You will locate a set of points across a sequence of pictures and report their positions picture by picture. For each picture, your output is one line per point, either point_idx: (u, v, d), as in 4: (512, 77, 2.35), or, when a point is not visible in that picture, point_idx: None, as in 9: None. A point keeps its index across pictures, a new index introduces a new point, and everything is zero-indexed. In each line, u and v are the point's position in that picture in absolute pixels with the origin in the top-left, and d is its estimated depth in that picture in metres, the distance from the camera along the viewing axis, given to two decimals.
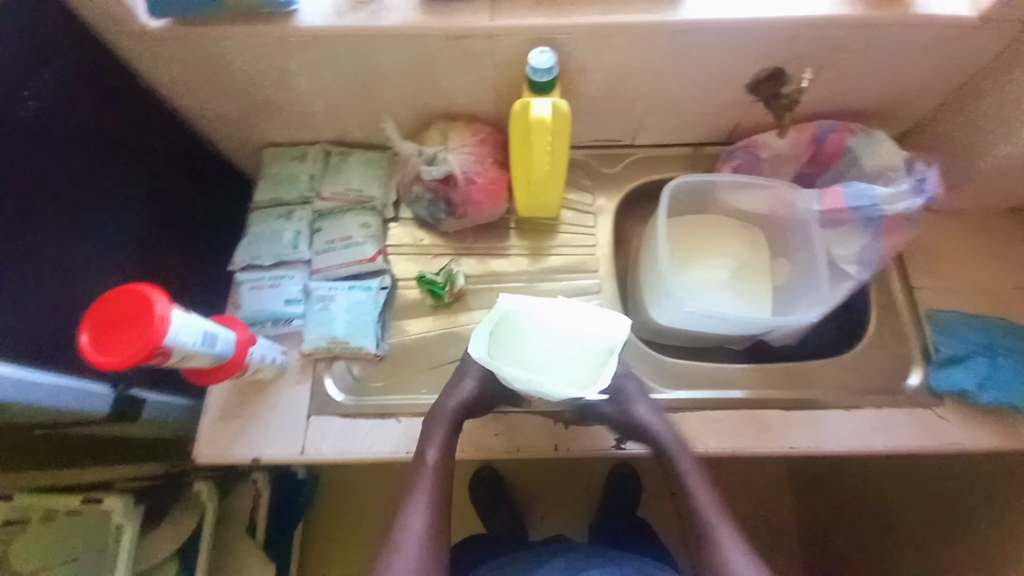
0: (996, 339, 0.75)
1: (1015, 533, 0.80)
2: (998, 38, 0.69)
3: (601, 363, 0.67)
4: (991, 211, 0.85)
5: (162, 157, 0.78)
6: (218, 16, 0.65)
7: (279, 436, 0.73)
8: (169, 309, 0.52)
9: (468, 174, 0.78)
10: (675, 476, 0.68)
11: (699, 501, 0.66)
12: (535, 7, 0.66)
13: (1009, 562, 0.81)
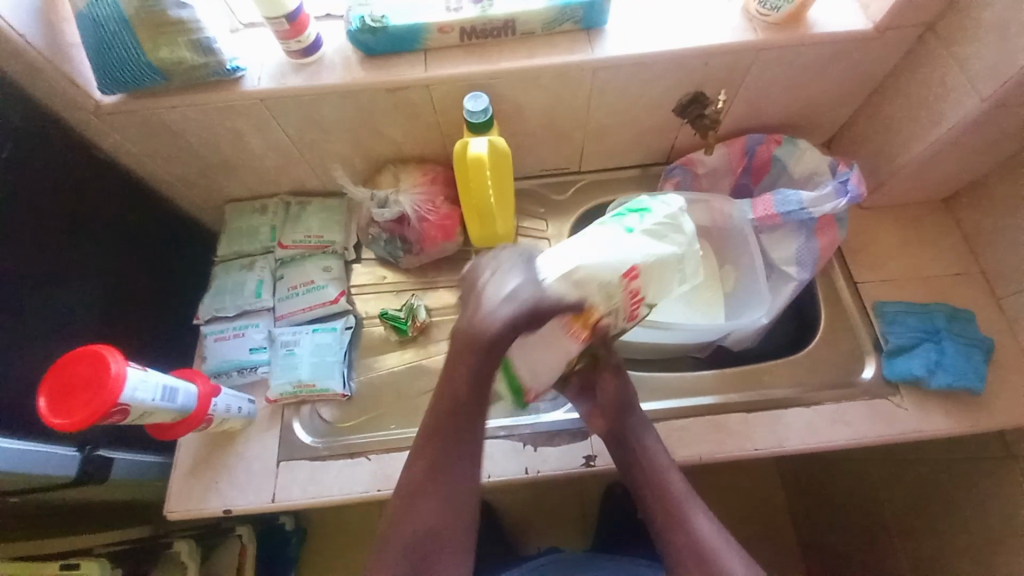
0: (939, 325, 0.78)
1: (994, 513, 0.81)
2: (888, 50, 0.75)
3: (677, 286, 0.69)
4: (921, 204, 0.90)
5: (123, 220, 0.81)
6: (168, 88, 0.70)
7: (250, 485, 0.73)
8: (125, 367, 0.53)
9: (420, 212, 0.82)
10: (652, 462, 0.66)
11: (675, 488, 0.64)
12: (464, 57, 0.72)
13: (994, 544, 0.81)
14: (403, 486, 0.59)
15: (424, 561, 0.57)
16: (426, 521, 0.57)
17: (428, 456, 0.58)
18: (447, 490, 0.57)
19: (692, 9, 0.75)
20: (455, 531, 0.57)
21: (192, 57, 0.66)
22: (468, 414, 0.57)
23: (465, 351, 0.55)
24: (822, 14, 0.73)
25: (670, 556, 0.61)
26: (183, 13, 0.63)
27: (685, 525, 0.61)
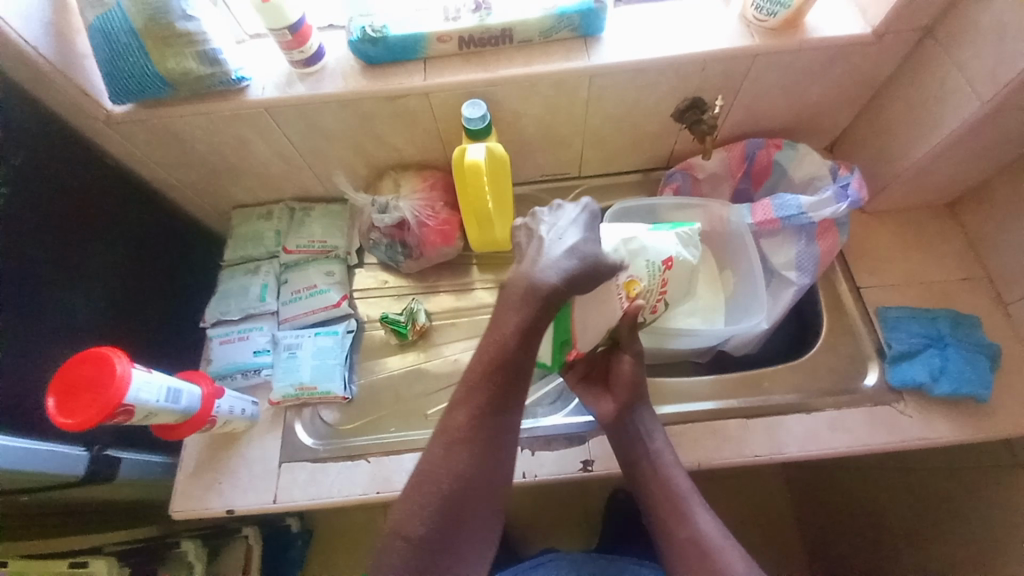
0: (944, 331, 0.77)
1: (1002, 524, 0.79)
2: (888, 53, 0.75)
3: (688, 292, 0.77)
4: (926, 208, 0.89)
5: (132, 226, 0.83)
6: (175, 97, 0.72)
7: (251, 486, 0.74)
8: (129, 368, 0.55)
9: (420, 218, 0.83)
10: (658, 458, 0.66)
11: (680, 484, 0.64)
12: (463, 65, 0.73)
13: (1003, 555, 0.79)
14: (434, 447, 0.58)
15: (445, 525, 0.55)
16: (455, 482, 0.56)
17: (470, 413, 0.58)
18: (480, 449, 0.57)
19: (690, 16, 0.75)
20: (482, 493, 0.57)
21: (198, 68, 0.68)
22: (505, 391, 0.59)
23: (523, 303, 0.58)
24: (820, 19, 0.73)
25: (673, 552, 0.61)
26: (189, 25, 0.65)
27: (687, 520, 0.61)
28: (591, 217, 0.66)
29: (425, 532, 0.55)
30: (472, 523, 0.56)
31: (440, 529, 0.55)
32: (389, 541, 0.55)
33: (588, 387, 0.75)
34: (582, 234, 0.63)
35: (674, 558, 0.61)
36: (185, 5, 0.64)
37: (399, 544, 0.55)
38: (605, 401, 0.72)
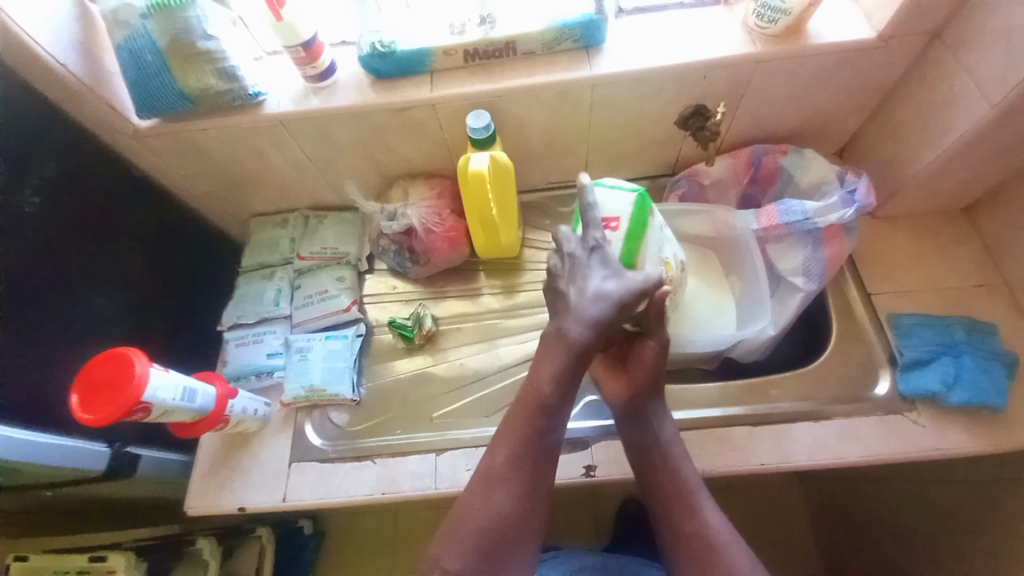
0: (958, 338, 0.75)
1: None
2: (895, 57, 0.74)
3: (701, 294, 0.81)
4: (940, 214, 0.88)
5: (156, 234, 0.88)
6: (196, 112, 0.76)
7: (262, 484, 0.77)
8: (148, 368, 0.58)
9: (427, 225, 0.85)
10: (668, 450, 0.66)
11: (689, 477, 0.65)
12: (468, 76, 0.76)
13: None
14: (473, 484, 0.62)
15: (483, 557, 0.58)
16: (494, 518, 0.59)
17: (507, 452, 0.61)
18: (517, 485, 0.60)
19: (692, 25, 0.76)
20: (520, 527, 0.59)
21: (217, 84, 0.72)
22: (546, 418, 0.62)
23: (559, 349, 0.61)
24: (823, 24, 0.73)
25: (681, 543, 0.62)
26: (210, 44, 0.69)
27: (694, 513, 0.63)
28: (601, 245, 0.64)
29: (464, 565, 0.58)
30: (512, 556, 0.59)
31: (478, 561, 0.58)
32: (433, 570, 0.59)
33: (603, 365, 0.72)
34: (600, 274, 0.62)
35: (679, 551, 0.62)
36: (205, 25, 0.68)
37: (442, 574, 0.58)
38: (619, 383, 0.70)
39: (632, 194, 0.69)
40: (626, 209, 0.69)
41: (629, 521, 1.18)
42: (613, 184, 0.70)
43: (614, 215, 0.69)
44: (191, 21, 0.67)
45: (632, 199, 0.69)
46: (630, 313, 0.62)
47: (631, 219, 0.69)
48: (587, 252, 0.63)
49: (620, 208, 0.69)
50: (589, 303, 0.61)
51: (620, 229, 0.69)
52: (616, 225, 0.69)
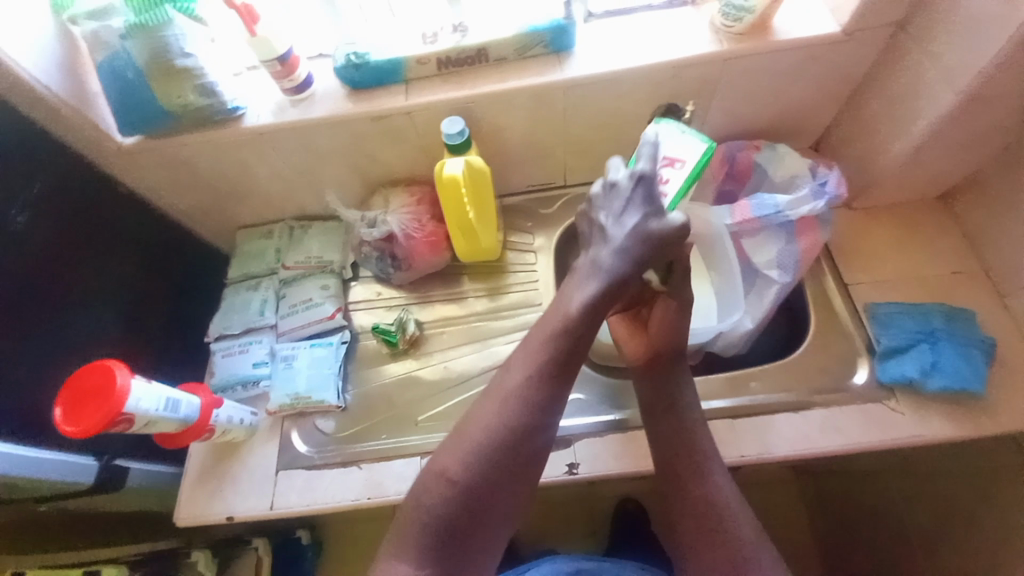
0: (936, 325, 0.76)
1: None
2: (862, 51, 0.76)
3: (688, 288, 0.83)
4: (916, 203, 0.88)
5: (143, 249, 0.89)
6: (179, 129, 0.78)
7: (251, 492, 0.78)
8: (129, 380, 0.59)
9: (407, 231, 0.87)
10: (686, 414, 0.68)
11: (704, 442, 0.66)
12: (442, 84, 0.77)
13: None
14: (489, 403, 0.56)
15: (489, 474, 0.53)
16: (508, 434, 0.54)
17: (531, 370, 0.56)
18: (537, 409, 0.55)
19: (660, 26, 0.77)
20: (532, 455, 0.55)
21: (197, 100, 0.74)
22: (576, 341, 0.57)
23: (592, 275, 0.59)
24: (789, 20, 0.75)
25: (687, 505, 0.62)
26: (187, 62, 0.70)
27: (705, 475, 0.63)
28: (649, 185, 0.62)
29: (469, 479, 0.53)
30: (516, 483, 0.54)
31: (484, 479, 0.53)
32: (432, 481, 0.54)
33: (624, 324, 0.77)
34: (642, 211, 0.60)
35: (686, 514, 0.62)
36: (184, 43, 0.69)
37: (443, 486, 0.53)
38: (637, 342, 0.75)
39: (703, 148, 0.69)
40: (692, 156, 0.70)
41: (625, 523, 1.18)
42: (690, 131, 0.71)
43: (677, 156, 0.71)
44: (168, 40, 0.67)
45: (699, 151, 0.70)
46: (668, 254, 0.61)
47: (691, 169, 0.70)
48: (633, 185, 0.62)
49: (684, 152, 0.71)
50: (625, 237, 0.59)
51: (677, 175, 0.70)
52: (675, 168, 0.70)
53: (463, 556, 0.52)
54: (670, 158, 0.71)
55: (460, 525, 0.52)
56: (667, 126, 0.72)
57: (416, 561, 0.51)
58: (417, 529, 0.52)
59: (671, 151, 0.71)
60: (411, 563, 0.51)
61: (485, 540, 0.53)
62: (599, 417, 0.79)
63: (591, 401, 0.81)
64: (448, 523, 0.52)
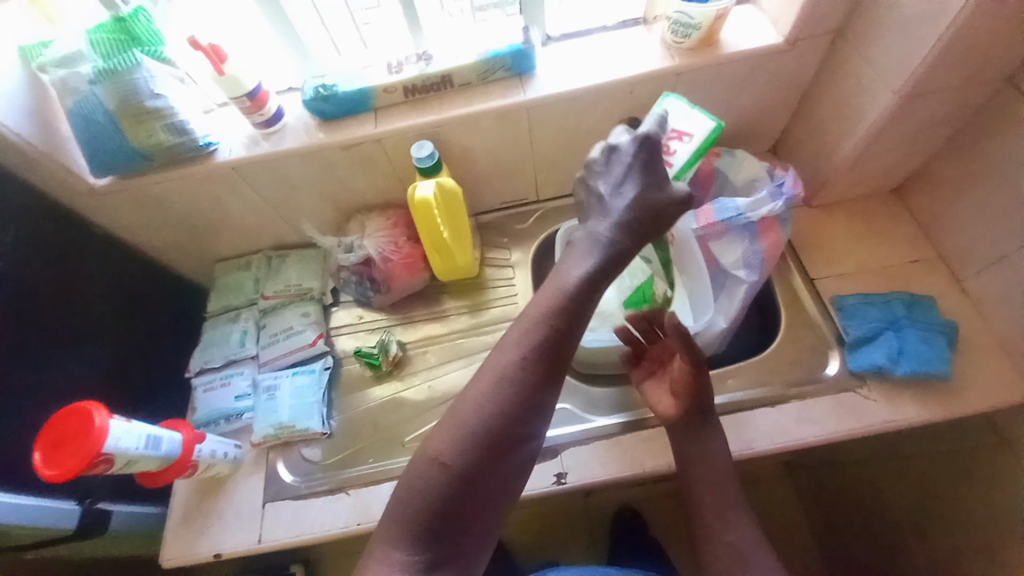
0: (899, 312, 0.79)
1: (1005, 503, 0.78)
2: (805, 58, 0.80)
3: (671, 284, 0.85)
4: (871, 197, 0.93)
5: (120, 288, 0.89)
6: (152, 167, 0.79)
7: (237, 527, 0.76)
8: (108, 420, 0.59)
9: (384, 254, 0.88)
10: (706, 466, 0.70)
11: (724, 492, 0.69)
12: (410, 110, 0.80)
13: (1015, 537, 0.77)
14: (480, 382, 0.54)
15: (483, 454, 0.52)
16: (501, 412, 0.52)
17: (524, 346, 0.54)
18: (531, 385, 0.54)
19: (615, 46, 0.81)
20: (525, 432, 0.54)
21: (168, 138, 0.74)
22: (570, 318, 0.56)
23: (590, 250, 0.59)
24: (735, 34, 0.79)
25: (710, 550, 0.67)
26: (158, 102, 0.71)
27: (726, 526, 0.68)
28: (650, 154, 0.63)
29: (462, 460, 0.51)
30: (511, 463, 0.53)
31: (477, 459, 0.51)
32: (424, 464, 0.52)
33: (657, 390, 0.77)
34: (644, 178, 0.62)
35: (711, 559, 0.67)
36: (153, 85, 0.70)
37: (436, 469, 0.51)
38: (669, 401, 0.75)
39: (713, 125, 0.70)
40: (701, 132, 0.71)
41: (625, 532, 1.17)
42: (700, 109, 0.73)
43: (686, 130, 0.72)
44: (139, 82, 0.69)
45: (707, 128, 0.71)
46: (665, 224, 0.63)
47: (698, 145, 0.71)
48: (635, 150, 0.63)
49: (693, 127, 0.72)
50: (626, 206, 0.60)
51: (684, 150, 0.71)
52: (684, 141, 0.72)
53: (458, 539, 0.51)
54: (680, 131, 0.72)
55: (454, 508, 0.51)
56: (679, 101, 0.73)
57: (411, 547, 0.49)
58: (408, 516, 0.50)
59: (681, 126, 0.72)
60: (406, 550, 0.49)
61: (480, 521, 0.52)
62: (584, 424, 0.80)
63: (575, 409, 0.82)
64: (440, 507, 0.50)
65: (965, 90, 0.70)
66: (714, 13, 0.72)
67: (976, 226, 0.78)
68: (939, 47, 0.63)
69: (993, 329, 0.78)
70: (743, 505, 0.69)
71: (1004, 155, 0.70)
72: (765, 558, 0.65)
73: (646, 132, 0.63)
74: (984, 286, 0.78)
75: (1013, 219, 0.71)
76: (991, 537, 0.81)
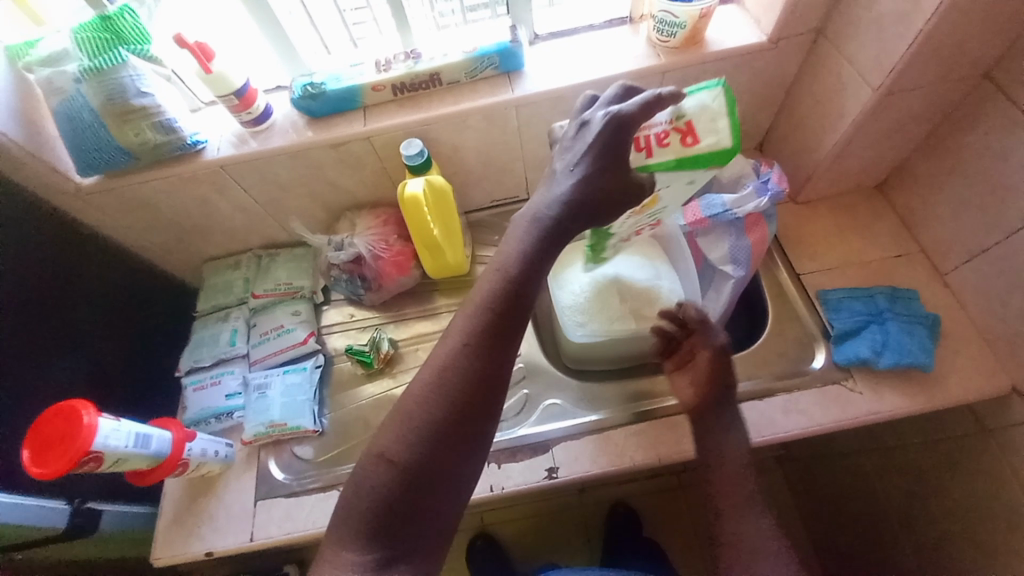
0: (882, 306, 0.80)
1: (995, 491, 0.79)
2: (788, 56, 0.82)
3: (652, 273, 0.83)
4: (854, 193, 0.94)
5: (108, 289, 0.88)
6: (139, 166, 0.78)
7: (229, 527, 0.76)
8: (97, 418, 0.59)
9: (375, 252, 0.89)
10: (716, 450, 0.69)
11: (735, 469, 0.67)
12: (399, 109, 0.80)
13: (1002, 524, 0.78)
14: (422, 382, 0.56)
15: (429, 447, 0.53)
16: (445, 401, 0.54)
17: (464, 339, 0.56)
18: (475, 372, 0.55)
19: (602, 45, 0.82)
20: (473, 418, 0.55)
21: (155, 137, 0.74)
22: (510, 311, 0.57)
23: (530, 230, 0.60)
24: (719, 33, 0.80)
25: (722, 535, 0.63)
26: (144, 101, 0.70)
27: (742, 515, 0.63)
28: (613, 137, 0.58)
29: (408, 455, 0.52)
30: (463, 451, 0.54)
31: (425, 452, 0.53)
32: (372, 463, 0.53)
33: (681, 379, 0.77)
34: (596, 161, 0.59)
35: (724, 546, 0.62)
36: (140, 83, 0.70)
37: (382, 466, 0.53)
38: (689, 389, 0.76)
39: (720, 146, 0.59)
40: (705, 144, 0.59)
41: (618, 529, 1.18)
42: (730, 123, 0.58)
43: (695, 130, 0.60)
44: (125, 81, 0.68)
45: (712, 143, 0.59)
46: (609, 210, 0.60)
47: (687, 155, 0.60)
48: (601, 130, 0.58)
49: (703, 132, 0.59)
50: (568, 188, 0.59)
51: (673, 150, 0.60)
52: (679, 142, 0.60)
53: (414, 533, 0.52)
54: (686, 128, 0.59)
55: (405, 503, 0.52)
56: (719, 98, 0.58)
57: (360, 547, 0.51)
58: (361, 515, 0.51)
59: (696, 126, 0.59)
60: (358, 552, 0.50)
61: (438, 514, 0.53)
62: (576, 419, 0.81)
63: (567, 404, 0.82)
64: (389, 503, 0.51)
65: (943, 86, 0.71)
66: (698, 11, 0.73)
67: (955, 220, 0.79)
68: (917, 44, 0.64)
69: (974, 320, 0.79)
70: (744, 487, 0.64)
71: (982, 149, 0.72)
72: (770, 540, 0.60)
73: (619, 108, 0.57)
74: (965, 279, 0.80)
75: (992, 212, 0.73)
76: (977, 525, 0.82)
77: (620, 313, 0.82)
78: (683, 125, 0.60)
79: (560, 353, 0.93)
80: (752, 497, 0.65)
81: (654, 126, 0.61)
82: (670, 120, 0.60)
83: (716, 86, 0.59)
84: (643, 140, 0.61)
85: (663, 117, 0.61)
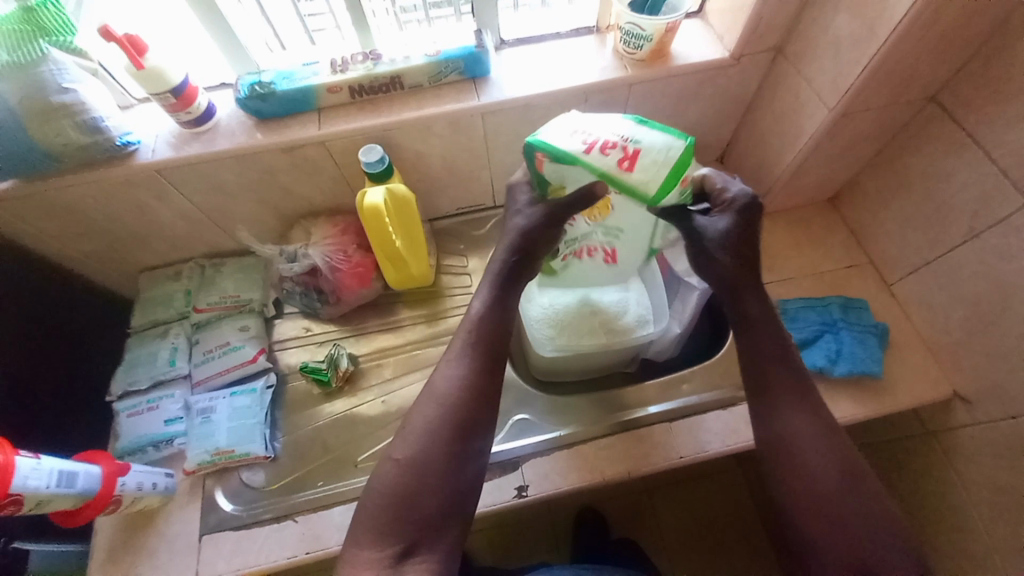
0: (835, 316, 0.83)
1: (943, 489, 0.84)
2: (750, 72, 0.83)
3: (621, 297, 0.81)
4: (809, 206, 0.98)
5: (28, 304, 0.79)
6: (59, 170, 0.70)
7: (171, 566, 0.70)
8: (14, 456, 0.52)
9: (331, 262, 0.84)
10: (755, 360, 0.66)
11: (777, 377, 0.64)
12: (358, 112, 0.75)
13: (947, 518, 0.84)
14: (426, 399, 0.61)
15: (431, 455, 0.57)
16: (449, 420, 0.58)
17: (448, 366, 0.62)
18: (466, 393, 0.60)
19: (569, 54, 0.81)
20: (462, 434, 0.59)
21: (79, 138, 0.66)
22: (485, 341, 0.63)
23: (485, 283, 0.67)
24: (684, 47, 0.80)
25: (763, 436, 0.63)
26: (66, 98, 0.63)
27: (780, 415, 0.62)
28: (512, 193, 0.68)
29: (413, 454, 0.57)
30: (457, 465, 0.57)
31: (418, 464, 0.57)
32: (383, 465, 0.58)
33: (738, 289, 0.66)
34: (525, 206, 0.65)
35: (766, 452, 0.63)
36: (65, 79, 0.62)
37: (391, 466, 0.58)
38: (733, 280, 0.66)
39: (642, 187, 0.54)
40: (633, 176, 0.55)
41: (589, 533, 1.17)
42: (669, 173, 0.54)
43: (635, 160, 0.55)
44: (45, 76, 0.60)
45: (639, 180, 0.55)
46: (553, 238, 0.65)
47: (614, 177, 0.55)
48: (511, 194, 0.68)
49: (639, 167, 0.55)
50: (511, 234, 0.65)
51: (608, 162, 0.55)
52: (617, 158, 0.55)
53: (415, 530, 0.54)
54: (630, 153, 0.55)
55: (409, 504, 0.55)
56: (677, 149, 0.54)
57: (378, 543, 0.54)
58: (359, 525, 0.55)
59: (640, 158, 0.55)
60: (374, 548, 0.53)
61: (427, 524, 0.55)
62: (546, 434, 0.79)
63: (536, 417, 0.81)
64: (393, 502, 0.55)
65: (893, 107, 0.74)
66: (664, 25, 0.72)
67: (902, 234, 0.83)
68: (870, 68, 0.66)
69: (918, 329, 0.83)
70: (789, 384, 0.64)
71: (927, 168, 0.76)
72: (812, 436, 0.61)
73: (513, 178, 0.69)
74: (910, 289, 0.84)
75: (935, 228, 0.77)
76: (925, 519, 0.88)
77: (590, 330, 0.80)
78: (624, 148, 0.55)
79: (529, 365, 0.91)
80: (799, 396, 0.63)
81: (607, 133, 0.56)
82: (625, 137, 0.55)
83: (682, 138, 0.55)
84: (591, 136, 0.56)
85: (622, 130, 0.56)
